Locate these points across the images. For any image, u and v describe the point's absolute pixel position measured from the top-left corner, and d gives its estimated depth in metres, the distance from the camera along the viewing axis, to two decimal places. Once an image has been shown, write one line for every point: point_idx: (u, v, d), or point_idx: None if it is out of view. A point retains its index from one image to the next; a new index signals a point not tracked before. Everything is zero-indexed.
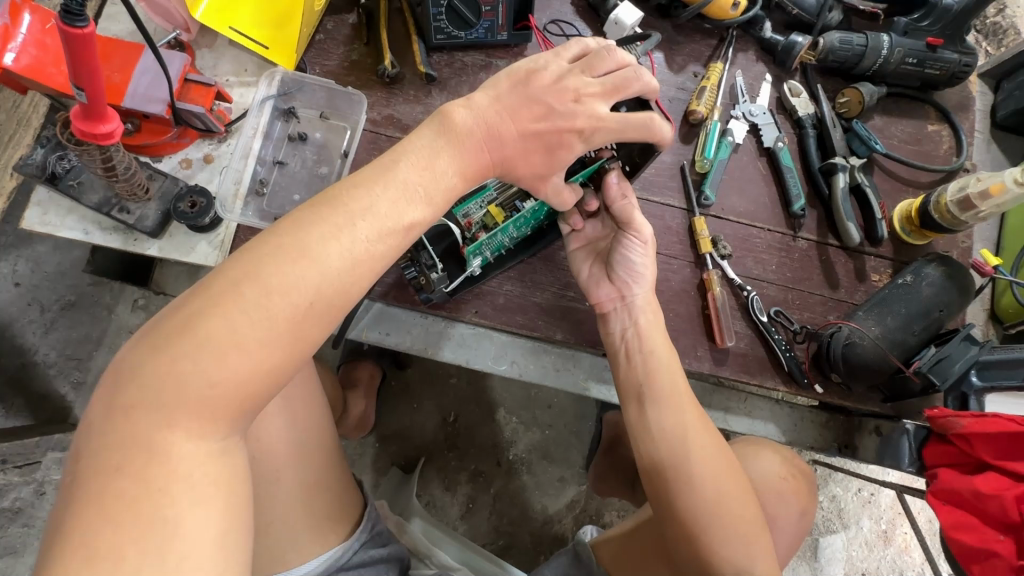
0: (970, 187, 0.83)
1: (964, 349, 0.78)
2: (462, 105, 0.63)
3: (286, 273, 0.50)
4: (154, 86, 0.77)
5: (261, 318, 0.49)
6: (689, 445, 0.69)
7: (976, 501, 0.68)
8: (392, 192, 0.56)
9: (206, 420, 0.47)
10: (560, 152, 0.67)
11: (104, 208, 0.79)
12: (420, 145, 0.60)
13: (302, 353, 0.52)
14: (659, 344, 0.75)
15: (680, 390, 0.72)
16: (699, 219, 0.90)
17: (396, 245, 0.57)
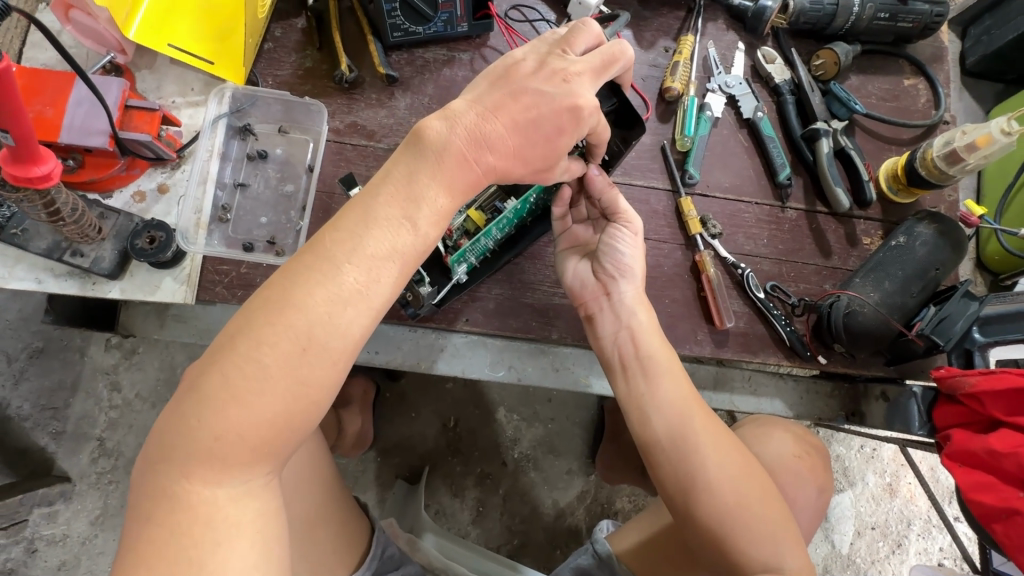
0: (957, 140, 0.80)
1: (964, 306, 0.76)
2: (438, 116, 0.51)
3: (276, 324, 0.47)
4: (92, 116, 0.71)
5: (271, 364, 0.46)
6: (691, 443, 0.67)
7: (991, 460, 0.66)
8: (380, 229, 0.50)
9: (223, 475, 0.46)
10: (561, 140, 0.53)
11: (54, 254, 0.74)
12: (396, 170, 0.51)
13: (319, 394, 0.49)
14: (654, 346, 0.72)
15: (681, 387, 0.70)
16: (685, 199, 0.87)
17: (390, 276, 0.51)
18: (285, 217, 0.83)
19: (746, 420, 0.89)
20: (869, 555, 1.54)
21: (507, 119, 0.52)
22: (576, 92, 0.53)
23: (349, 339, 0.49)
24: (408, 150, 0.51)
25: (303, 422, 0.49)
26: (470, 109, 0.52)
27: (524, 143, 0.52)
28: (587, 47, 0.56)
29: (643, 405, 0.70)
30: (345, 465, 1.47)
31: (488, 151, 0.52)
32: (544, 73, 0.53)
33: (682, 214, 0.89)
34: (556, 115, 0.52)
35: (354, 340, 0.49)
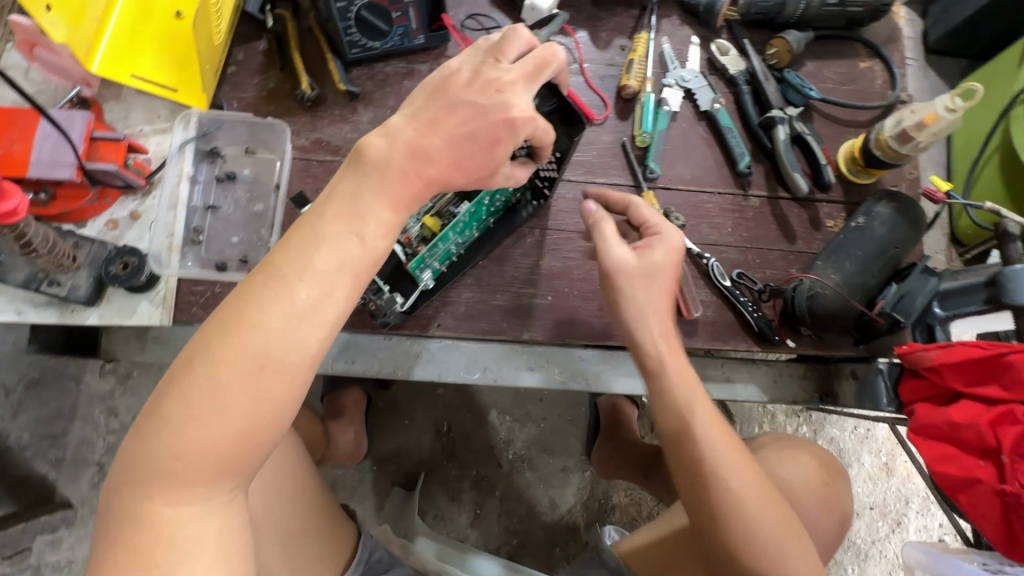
0: (906, 119, 0.82)
1: (923, 281, 0.78)
2: (377, 133, 0.54)
3: (232, 343, 0.49)
4: (59, 149, 0.73)
5: (232, 384, 0.48)
6: (720, 479, 0.64)
7: (952, 432, 0.67)
8: (329, 247, 0.51)
9: (184, 493, 0.48)
10: (498, 149, 0.55)
11: (32, 285, 0.76)
12: (341, 187, 0.53)
13: (279, 410, 0.50)
14: (685, 380, 0.67)
15: (713, 419, 0.66)
16: (647, 194, 0.90)
17: (343, 289, 0.52)
18: (256, 235, 0.85)
19: (765, 441, 0.95)
20: (869, 535, 1.55)
21: (445, 133, 0.54)
22: (508, 102, 0.55)
23: (305, 354, 0.51)
24: (351, 167, 0.53)
25: (266, 438, 0.50)
26: (408, 124, 0.54)
27: (462, 153, 0.54)
28: (519, 54, 0.57)
29: (670, 436, 0.67)
30: (342, 476, 1.49)
31: (428, 164, 0.54)
32: (477, 84, 0.55)
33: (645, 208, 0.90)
34: (490, 126, 0.54)
35: (311, 354, 0.51)
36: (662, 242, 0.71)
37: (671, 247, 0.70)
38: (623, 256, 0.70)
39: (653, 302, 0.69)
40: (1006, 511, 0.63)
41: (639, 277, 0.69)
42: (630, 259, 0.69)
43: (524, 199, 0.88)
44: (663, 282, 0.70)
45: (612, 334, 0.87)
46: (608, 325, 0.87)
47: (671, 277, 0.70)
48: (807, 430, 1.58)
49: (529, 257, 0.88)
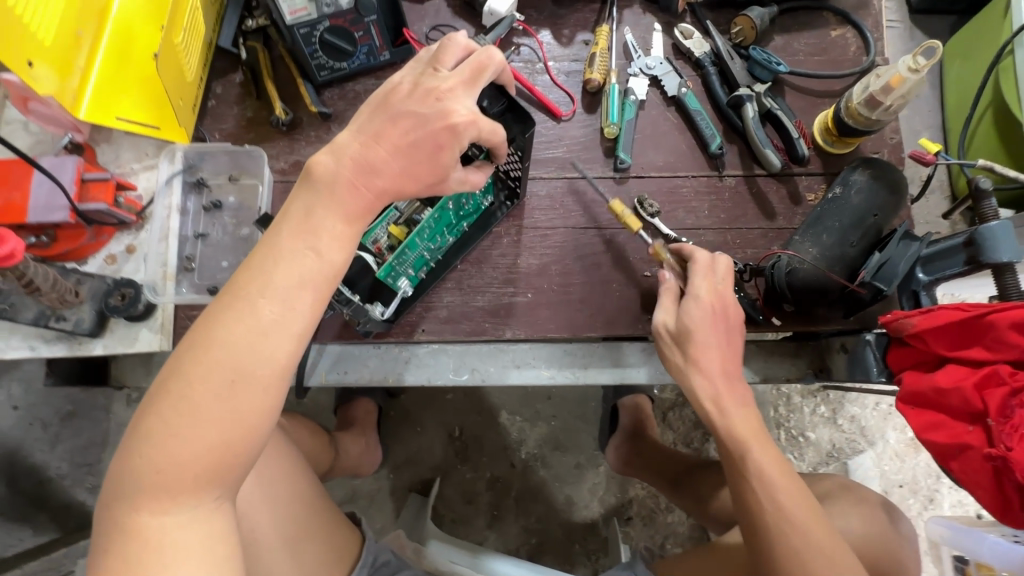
0: (872, 84, 0.81)
1: (904, 249, 0.74)
2: (325, 151, 0.56)
3: (202, 360, 0.51)
4: (53, 194, 0.78)
5: (208, 399, 0.51)
6: (800, 532, 0.63)
7: (939, 398, 0.65)
8: (290, 263, 0.54)
9: (169, 504, 0.51)
10: (442, 155, 0.57)
11: (41, 321, 0.81)
12: (294, 207, 0.56)
13: (256, 421, 0.53)
14: (750, 433, 0.69)
15: (784, 469, 0.67)
16: (614, 202, 0.83)
17: (305, 302, 0.55)
18: (243, 258, 0.89)
19: (829, 489, 0.90)
20: None
21: (390, 145, 0.56)
22: (448, 109, 0.57)
23: (276, 365, 0.54)
24: (302, 187, 0.56)
25: (244, 449, 0.53)
26: (354, 140, 0.57)
27: (409, 164, 0.57)
28: (457, 61, 0.60)
29: (742, 487, 0.68)
30: (360, 486, 1.52)
31: (376, 176, 0.56)
32: (418, 95, 0.57)
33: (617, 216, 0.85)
34: (432, 135, 0.56)
35: (280, 365, 0.54)
36: (695, 308, 0.72)
37: (702, 312, 0.72)
38: (664, 318, 0.75)
39: (693, 363, 0.72)
40: (999, 478, 0.61)
41: (672, 340, 0.74)
42: (668, 323, 0.74)
43: (498, 202, 0.91)
44: (697, 345, 0.72)
45: (594, 326, 0.88)
46: (589, 317, 0.88)
47: (706, 341, 0.72)
48: (824, 410, 1.53)
49: (507, 256, 0.90)
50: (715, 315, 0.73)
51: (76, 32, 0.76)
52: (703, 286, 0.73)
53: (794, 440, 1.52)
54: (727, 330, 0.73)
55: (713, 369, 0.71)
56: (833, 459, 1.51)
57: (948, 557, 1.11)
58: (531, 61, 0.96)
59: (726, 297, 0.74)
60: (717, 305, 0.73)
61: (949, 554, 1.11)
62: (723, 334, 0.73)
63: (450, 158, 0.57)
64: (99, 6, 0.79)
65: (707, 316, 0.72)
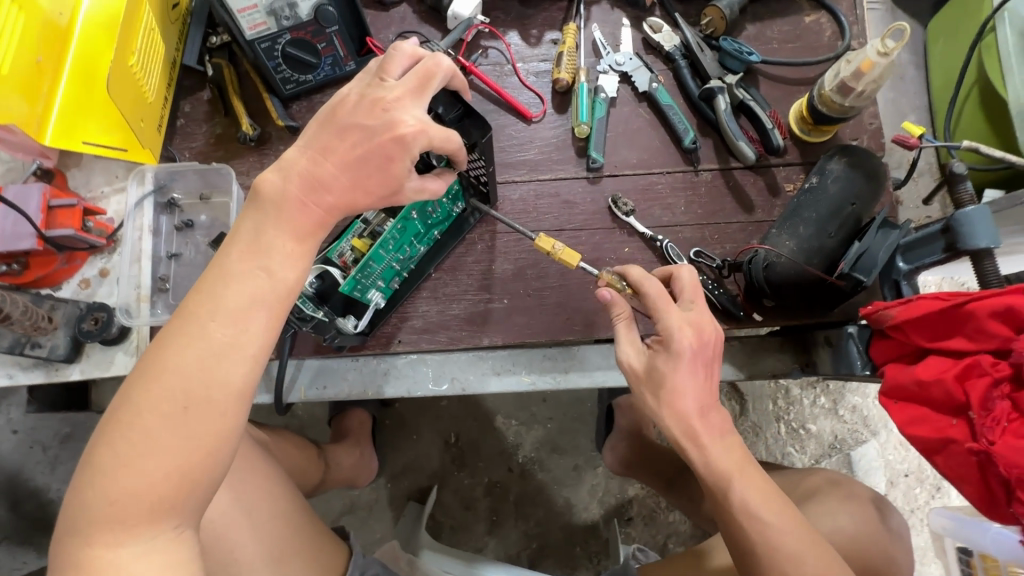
0: (843, 70, 0.80)
1: (883, 238, 0.72)
2: (273, 170, 0.58)
3: (153, 389, 0.51)
4: (19, 222, 0.79)
5: (161, 429, 0.50)
6: (794, 563, 0.61)
7: (920, 392, 0.63)
8: (245, 285, 0.54)
9: (124, 535, 0.50)
10: (391, 166, 0.58)
11: (16, 349, 0.80)
12: (245, 228, 0.57)
13: (212, 447, 0.52)
14: (732, 466, 0.64)
15: (770, 498, 0.64)
16: (540, 240, 0.78)
17: (259, 321, 0.54)
18: None
19: (817, 486, 0.89)
20: (908, 503, 1.33)
21: (337, 159, 0.58)
22: (396, 120, 0.58)
23: (231, 390, 0.53)
24: (251, 207, 0.57)
25: (202, 476, 0.52)
26: (301, 155, 0.58)
27: (358, 176, 0.58)
28: (403, 70, 0.61)
29: (730, 523, 0.64)
30: (358, 497, 1.43)
31: (326, 192, 0.58)
32: (364, 106, 0.58)
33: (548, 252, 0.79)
34: (381, 147, 0.57)
35: (236, 387, 0.53)
36: (669, 350, 0.65)
37: (678, 356, 0.65)
38: (630, 357, 0.69)
39: (671, 409, 0.65)
40: (986, 473, 0.59)
41: (646, 383, 0.67)
42: (636, 363, 0.68)
43: (470, 208, 0.89)
44: (673, 390, 0.65)
45: (572, 329, 0.87)
46: (567, 320, 0.87)
47: (685, 386, 0.65)
48: (825, 401, 1.37)
49: (481, 262, 0.89)
50: (693, 355, 0.65)
51: (36, 58, 0.74)
52: (677, 324, 0.65)
53: (795, 433, 1.36)
54: (704, 367, 0.66)
55: (693, 411, 0.65)
56: (836, 452, 1.36)
57: (953, 549, 1.07)
58: (500, 63, 0.95)
59: (700, 330, 0.66)
60: (698, 345, 0.66)
61: (953, 545, 1.06)
62: (700, 372, 0.66)
63: (400, 168, 0.59)
64: (61, 30, 0.77)
65: (685, 360, 0.65)
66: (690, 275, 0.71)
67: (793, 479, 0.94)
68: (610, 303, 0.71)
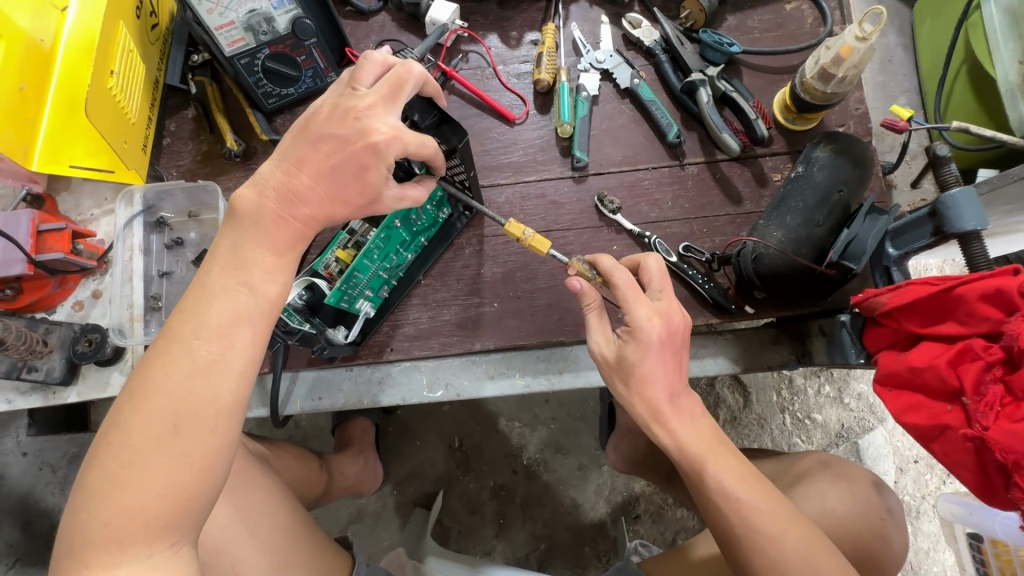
0: (822, 58, 0.80)
1: (873, 223, 0.70)
2: (250, 187, 0.58)
3: (141, 410, 0.51)
4: (8, 249, 0.79)
5: (150, 448, 0.50)
6: (773, 542, 0.61)
7: (916, 378, 0.63)
8: (227, 302, 0.54)
9: (121, 556, 0.50)
10: (367, 175, 0.59)
11: (13, 374, 0.81)
12: (223, 245, 0.57)
13: (204, 464, 0.52)
14: (706, 448, 0.65)
15: (746, 478, 0.64)
16: (508, 226, 0.74)
17: (244, 337, 0.55)
18: None
19: (808, 468, 0.88)
20: (918, 490, 1.31)
21: (313, 171, 0.58)
22: (368, 128, 0.58)
23: (219, 406, 0.53)
24: (229, 225, 0.58)
25: (196, 493, 0.52)
26: (276, 170, 0.59)
27: (335, 187, 0.59)
28: (375, 78, 0.62)
29: (709, 505, 0.65)
30: (365, 505, 1.42)
31: (302, 204, 0.58)
32: (337, 116, 0.59)
33: (518, 238, 0.76)
34: (355, 155, 0.58)
35: (224, 404, 0.53)
36: (637, 340, 0.65)
37: (646, 345, 0.65)
38: (602, 346, 0.69)
39: (639, 396, 0.66)
40: (983, 459, 0.58)
41: (615, 371, 0.68)
42: (607, 352, 0.68)
43: (456, 213, 0.89)
44: (641, 378, 0.66)
45: (565, 330, 0.86)
46: (560, 321, 0.86)
47: (653, 374, 0.65)
48: (829, 390, 1.35)
49: (470, 266, 0.88)
50: (662, 344, 0.66)
51: (19, 85, 0.74)
52: (645, 316, 0.65)
53: (800, 424, 1.34)
54: (673, 354, 0.67)
55: (662, 398, 0.66)
56: (843, 440, 1.33)
57: (963, 536, 1.05)
58: (481, 67, 0.95)
59: (668, 319, 0.66)
60: (665, 333, 0.66)
61: (963, 532, 1.05)
62: (668, 360, 0.66)
63: (376, 177, 0.59)
64: (44, 54, 0.77)
65: (654, 349, 0.65)
66: (658, 264, 0.70)
67: (786, 463, 0.93)
68: (581, 293, 0.70)
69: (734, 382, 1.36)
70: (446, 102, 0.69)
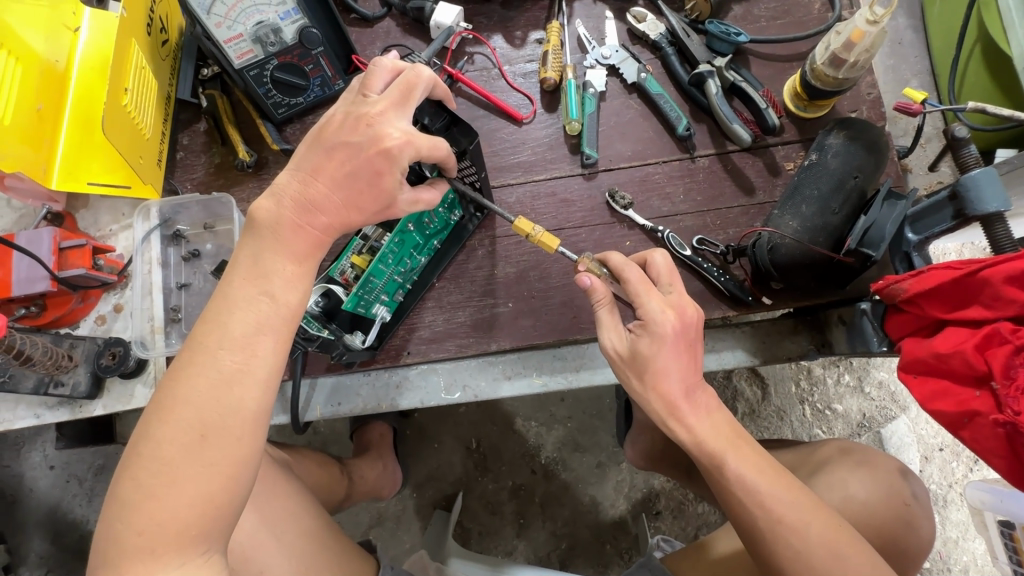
0: (833, 43, 0.79)
1: (890, 209, 0.69)
2: (267, 197, 0.59)
3: (169, 421, 0.52)
4: (33, 266, 0.81)
5: (178, 456, 0.51)
6: (797, 533, 0.60)
7: (941, 364, 0.62)
8: (248, 312, 0.55)
9: (156, 565, 0.50)
10: (382, 181, 0.59)
11: (40, 389, 0.83)
12: (243, 255, 0.58)
13: (232, 472, 0.52)
14: (724, 442, 0.65)
15: (766, 470, 0.64)
16: (518, 222, 0.75)
17: (267, 346, 0.55)
18: None
19: (829, 456, 0.86)
20: (945, 479, 1.28)
21: (328, 178, 0.59)
22: (381, 133, 0.59)
23: (245, 413, 0.53)
24: (249, 236, 0.58)
25: (225, 500, 0.52)
26: (293, 179, 0.60)
27: (350, 194, 0.59)
28: (385, 83, 0.63)
29: (730, 499, 0.64)
30: (386, 508, 1.43)
31: (319, 212, 0.59)
32: (349, 124, 0.59)
33: (526, 235, 0.76)
34: (369, 162, 0.58)
35: (250, 413, 0.54)
36: (650, 334, 0.65)
37: (660, 339, 0.65)
38: (614, 342, 0.69)
39: (655, 391, 0.66)
40: (1013, 444, 0.57)
41: (629, 365, 0.68)
42: (620, 347, 0.68)
43: (467, 214, 0.90)
44: (656, 372, 0.66)
45: (580, 327, 0.86)
46: (575, 319, 0.86)
47: (667, 368, 0.65)
48: (849, 379, 1.33)
49: (483, 268, 0.89)
50: (675, 338, 0.65)
51: (37, 106, 0.76)
52: (658, 309, 0.65)
53: (820, 415, 1.32)
54: (687, 348, 0.66)
55: (677, 392, 0.66)
56: (866, 430, 1.31)
57: (993, 523, 1.03)
58: (487, 68, 0.95)
59: (681, 312, 0.66)
60: (679, 326, 0.66)
61: (994, 519, 1.03)
62: (683, 352, 0.66)
63: (390, 183, 0.60)
64: (58, 75, 0.79)
65: (668, 341, 0.65)
66: (665, 258, 0.70)
67: (805, 453, 0.92)
68: (590, 289, 0.69)
69: (751, 373, 1.35)
70: (454, 105, 0.69)
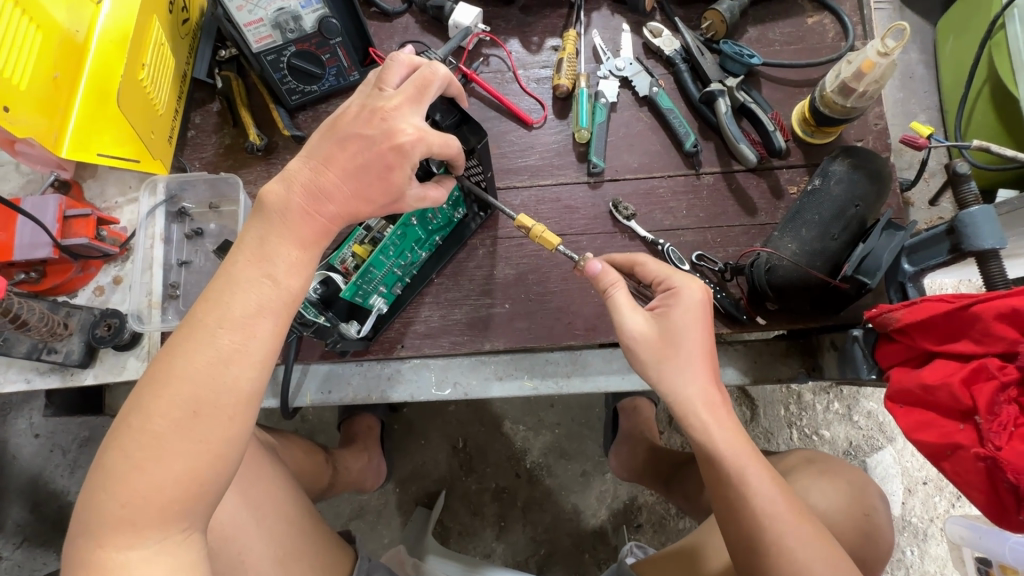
0: (843, 72, 0.80)
1: (888, 239, 0.70)
2: (277, 181, 0.59)
3: (162, 395, 0.52)
4: (36, 232, 0.81)
5: (168, 431, 0.51)
6: (804, 543, 0.60)
7: (928, 396, 0.62)
8: (250, 293, 0.56)
9: (136, 538, 0.50)
10: (392, 175, 0.60)
11: (34, 354, 0.83)
12: (249, 237, 0.58)
13: (222, 451, 0.53)
14: (743, 440, 0.65)
15: (778, 481, 0.64)
16: (518, 218, 0.76)
17: (266, 328, 0.56)
18: None
19: (794, 463, 0.88)
20: (926, 512, 1.29)
21: (339, 168, 0.60)
22: (394, 128, 0.59)
23: (239, 394, 0.54)
24: (256, 219, 0.59)
25: (211, 478, 0.52)
26: (304, 166, 0.60)
27: (360, 185, 0.60)
28: (400, 79, 0.63)
29: (741, 507, 0.62)
30: (367, 501, 1.43)
31: (327, 201, 0.60)
32: (364, 116, 0.60)
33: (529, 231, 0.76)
34: (381, 155, 0.59)
35: (244, 394, 0.54)
36: (679, 302, 0.67)
37: (687, 306, 0.67)
38: (640, 323, 0.67)
39: (688, 370, 0.66)
40: (993, 478, 0.58)
41: (660, 342, 0.66)
42: (647, 325, 0.67)
43: (471, 214, 0.90)
44: (688, 345, 0.66)
45: (574, 334, 0.86)
46: (569, 325, 0.87)
47: (701, 336, 0.66)
48: (838, 407, 1.34)
49: (483, 268, 0.89)
50: (705, 307, 0.68)
51: (53, 74, 0.76)
52: (684, 280, 0.69)
53: (807, 439, 1.33)
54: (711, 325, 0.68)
55: (705, 374, 0.66)
56: (851, 458, 1.31)
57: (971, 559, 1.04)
58: (501, 70, 0.96)
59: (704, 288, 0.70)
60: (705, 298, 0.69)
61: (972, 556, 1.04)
62: (708, 329, 0.68)
63: (400, 177, 0.60)
64: (77, 46, 0.79)
65: (699, 310, 0.67)
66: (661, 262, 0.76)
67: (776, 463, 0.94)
68: (601, 274, 0.69)
69: (741, 394, 1.35)
70: (467, 103, 0.70)
